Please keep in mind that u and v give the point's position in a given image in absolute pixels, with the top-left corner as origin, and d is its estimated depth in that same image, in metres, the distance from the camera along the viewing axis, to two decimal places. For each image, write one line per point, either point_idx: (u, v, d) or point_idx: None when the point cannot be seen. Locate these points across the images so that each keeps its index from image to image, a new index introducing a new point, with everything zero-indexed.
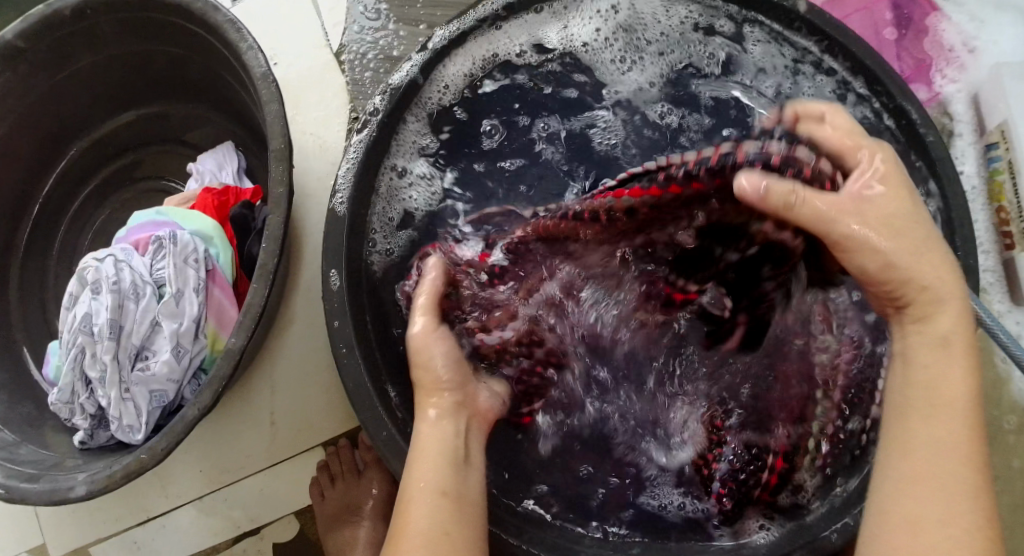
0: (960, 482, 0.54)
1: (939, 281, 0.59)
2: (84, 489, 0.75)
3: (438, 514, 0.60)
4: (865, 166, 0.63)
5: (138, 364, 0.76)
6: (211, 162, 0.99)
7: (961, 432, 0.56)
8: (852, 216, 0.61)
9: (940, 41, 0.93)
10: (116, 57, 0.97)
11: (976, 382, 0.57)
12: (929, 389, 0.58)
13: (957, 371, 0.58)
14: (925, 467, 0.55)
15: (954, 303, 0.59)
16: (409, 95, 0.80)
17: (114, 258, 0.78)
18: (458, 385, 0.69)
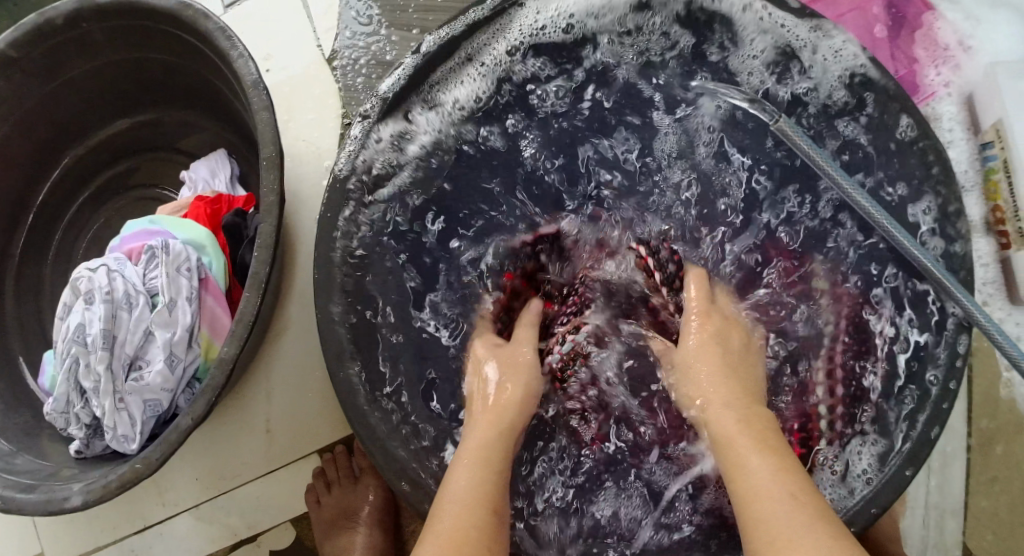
0: (791, 530, 0.54)
1: (746, 415, 0.66)
2: (79, 499, 0.75)
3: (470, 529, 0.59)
4: (695, 308, 0.79)
5: (132, 373, 0.76)
6: (204, 168, 0.99)
7: (781, 490, 0.57)
8: (688, 374, 0.75)
9: (934, 37, 0.92)
10: (109, 65, 0.97)
11: (791, 460, 0.61)
12: (753, 498, 0.58)
13: (772, 470, 0.59)
14: (762, 537, 0.55)
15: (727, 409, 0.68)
16: (399, 99, 0.79)
17: (106, 268, 0.77)
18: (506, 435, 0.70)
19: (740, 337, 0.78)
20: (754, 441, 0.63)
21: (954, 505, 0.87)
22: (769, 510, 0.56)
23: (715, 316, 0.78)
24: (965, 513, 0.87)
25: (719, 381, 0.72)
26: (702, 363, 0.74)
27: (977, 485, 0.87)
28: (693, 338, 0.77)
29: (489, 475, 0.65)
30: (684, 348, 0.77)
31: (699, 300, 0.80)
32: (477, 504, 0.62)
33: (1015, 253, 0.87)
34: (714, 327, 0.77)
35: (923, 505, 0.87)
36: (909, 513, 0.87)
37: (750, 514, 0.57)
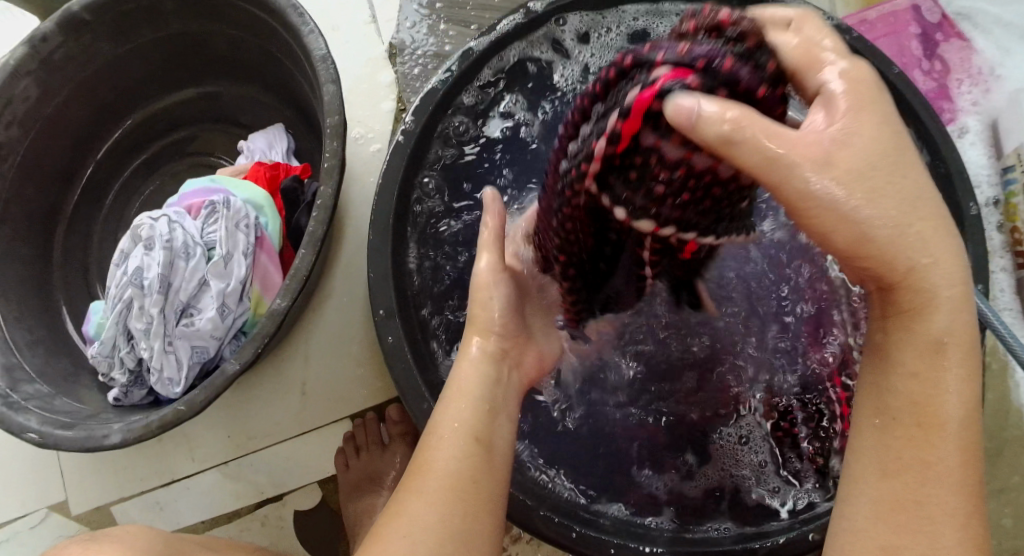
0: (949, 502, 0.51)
1: (955, 293, 0.51)
2: (119, 437, 0.78)
3: (468, 445, 0.59)
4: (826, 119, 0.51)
5: (183, 319, 0.79)
6: (261, 140, 1.00)
7: (962, 441, 0.51)
8: (851, 191, 0.51)
9: (969, 62, 0.99)
10: (179, 37, 0.99)
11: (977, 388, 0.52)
12: (951, 429, 0.51)
13: (966, 416, 0.51)
14: (918, 476, 0.52)
15: (953, 272, 0.51)
16: (471, 73, 0.82)
17: (167, 218, 0.81)
18: (481, 392, 0.63)
19: (874, 118, 0.50)
20: (957, 349, 0.51)
21: None
22: (948, 480, 0.51)
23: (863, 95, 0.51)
24: None
25: (925, 213, 0.51)
26: (917, 216, 0.51)
27: (985, 493, 0.92)
28: (866, 120, 0.50)
29: (472, 469, 0.58)
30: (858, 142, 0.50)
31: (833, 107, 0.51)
32: (461, 489, 0.57)
33: None
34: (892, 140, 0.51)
35: None
36: None
37: (935, 474, 0.51)
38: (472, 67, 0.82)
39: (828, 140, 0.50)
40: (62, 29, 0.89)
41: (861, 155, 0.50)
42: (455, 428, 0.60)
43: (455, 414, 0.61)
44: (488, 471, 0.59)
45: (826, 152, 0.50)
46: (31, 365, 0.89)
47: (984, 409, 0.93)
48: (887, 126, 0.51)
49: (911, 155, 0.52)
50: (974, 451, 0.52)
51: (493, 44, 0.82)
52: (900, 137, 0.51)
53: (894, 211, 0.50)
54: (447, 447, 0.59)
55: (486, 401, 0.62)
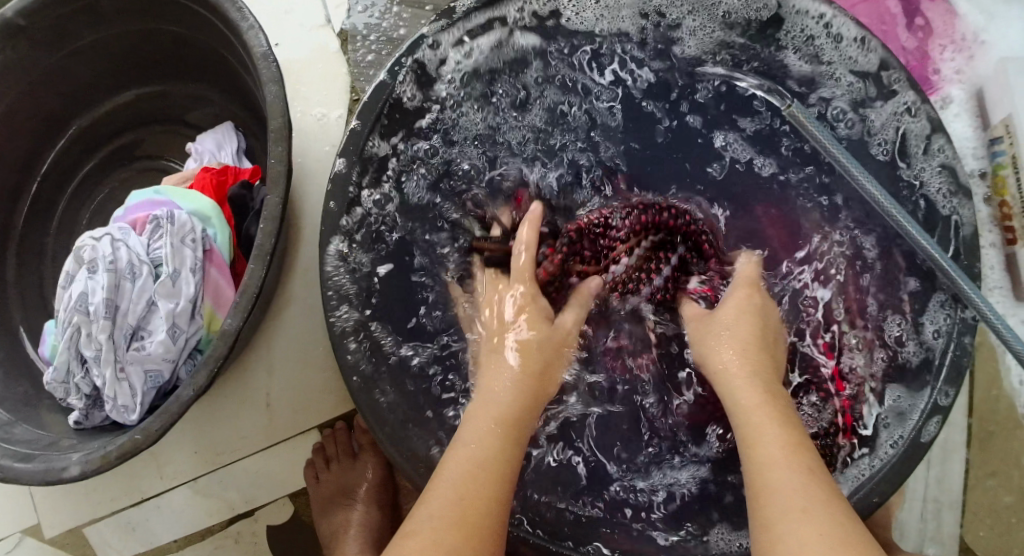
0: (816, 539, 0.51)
1: (763, 370, 0.66)
2: (78, 468, 0.77)
3: (473, 491, 0.58)
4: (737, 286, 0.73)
5: (134, 343, 0.78)
6: (210, 141, 0.91)
7: (798, 470, 0.56)
8: (712, 330, 0.70)
9: (954, 27, 0.93)
10: (119, 37, 0.93)
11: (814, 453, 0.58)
12: (773, 485, 0.56)
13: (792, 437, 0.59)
14: (779, 534, 0.53)
15: (745, 372, 0.65)
16: (427, 63, 0.77)
17: (110, 237, 0.78)
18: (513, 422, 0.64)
19: (746, 292, 0.72)
20: (776, 419, 0.61)
21: (953, 497, 0.89)
22: (783, 507, 0.54)
23: (751, 286, 0.73)
24: (963, 506, 0.89)
25: (741, 333, 0.68)
26: (736, 340, 0.68)
27: (976, 478, 0.90)
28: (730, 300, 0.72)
29: (481, 491, 0.58)
30: (729, 305, 0.71)
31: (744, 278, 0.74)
32: (470, 509, 0.57)
33: None
34: (761, 305, 0.71)
35: (921, 497, 0.89)
36: (908, 506, 0.89)
37: (780, 521, 0.53)
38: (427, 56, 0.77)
39: (728, 303, 0.71)
40: None
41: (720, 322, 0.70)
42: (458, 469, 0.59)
43: (478, 424, 0.63)
44: (497, 501, 0.58)
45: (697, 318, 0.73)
46: None
47: (975, 392, 0.90)
48: (749, 288, 0.73)
49: (762, 318, 0.70)
50: (805, 448, 0.58)
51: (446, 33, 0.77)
52: (764, 311, 0.71)
53: (722, 331, 0.69)
54: (448, 490, 0.58)
55: (492, 446, 0.61)
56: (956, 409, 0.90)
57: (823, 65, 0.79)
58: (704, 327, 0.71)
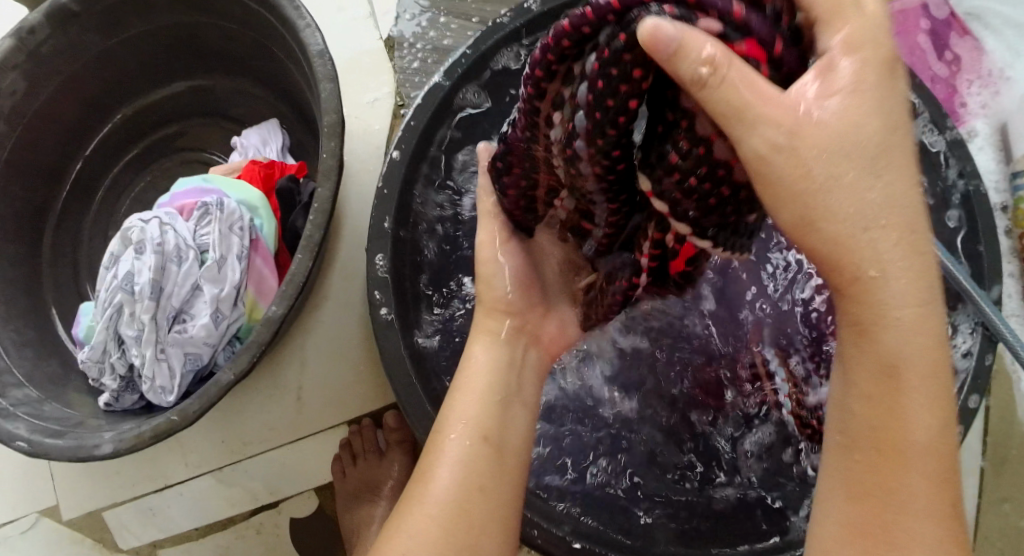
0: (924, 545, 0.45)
1: (918, 270, 0.44)
2: (111, 447, 0.78)
3: (473, 479, 0.55)
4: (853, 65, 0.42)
5: (176, 326, 0.79)
6: (255, 136, 0.92)
7: (933, 476, 0.45)
8: (829, 159, 0.43)
9: (980, 63, 0.97)
10: (170, 29, 0.95)
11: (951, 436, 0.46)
12: (902, 468, 0.45)
13: (926, 369, 0.45)
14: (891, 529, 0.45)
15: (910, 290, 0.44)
16: (482, 69, 0.79)
17: (159, 221, 0.79)
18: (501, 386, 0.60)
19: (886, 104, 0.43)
20: (934, 392, 0.45)
21: (966, 520, 0.91)
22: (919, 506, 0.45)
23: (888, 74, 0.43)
24: (975, 529, 0.91)
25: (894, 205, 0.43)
26: (898, 227, 0.43)
27: (989, 502, 0.92)
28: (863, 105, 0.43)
29: (483, 482, 0.55)
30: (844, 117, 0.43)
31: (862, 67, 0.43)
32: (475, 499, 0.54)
33: None
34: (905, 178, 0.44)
35: None
36: None
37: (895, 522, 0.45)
38: (480, 62, 0.78)
39: (835, 107, 0.43)
40: (50, 20, 0.84)
41: (832, 130, 0.43)
42: (461, 443, 0.56)
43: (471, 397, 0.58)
44: (491, 489, 0.55)
45: (786, 140, 0.42)
46: (19, 368, 0.86)
47: (989, 417, 0.93)
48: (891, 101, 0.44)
49: (909, 165, 0.44)
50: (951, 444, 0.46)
51: (499, 40, 0.78)
52: (892, 76, 0.44)
53: (871, 205, 0.43)
54: (450, 469, 0.55)
55: (490, 418, 0.57)
56: (971, 433, 0.92)
57: None
58: (810, 149, 0.43)
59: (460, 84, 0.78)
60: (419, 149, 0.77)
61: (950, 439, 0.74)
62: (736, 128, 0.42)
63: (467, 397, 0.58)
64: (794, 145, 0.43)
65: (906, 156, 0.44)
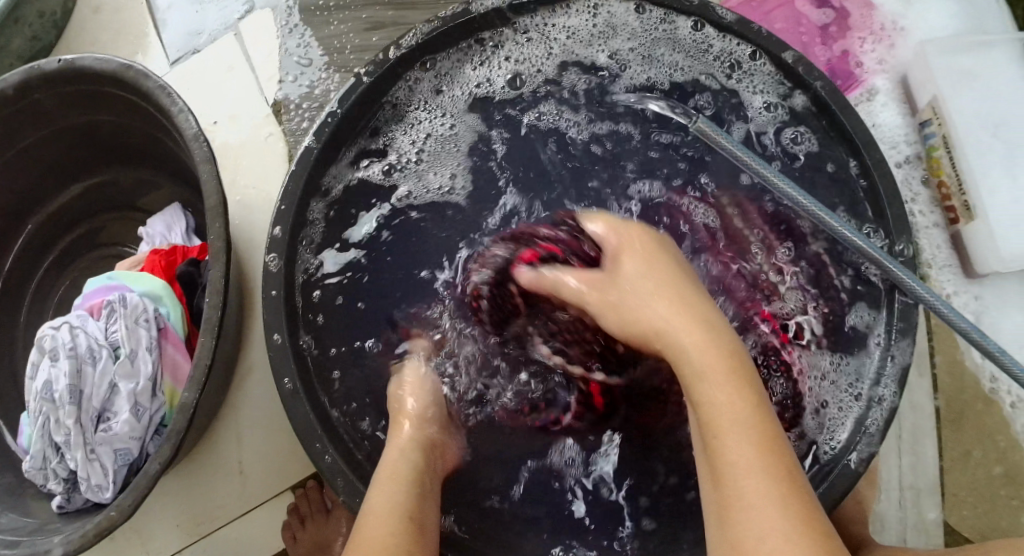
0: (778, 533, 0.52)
1: (681, 311, 0.63)
2: (60, 550, 0.79)
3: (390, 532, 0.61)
4: (616, 242, 0.72)
5: (101, 425, 0.80)
6: (160, 224, 0.92)
7: (769, 475, 0.54)
8: (626, 314, 0.67)
9: (870, 19, 0.95)
10: (66, 130, 0.96)
11: (785, 449, 0.56)
12: (745, 478, 0.54)
13: (743, 407, 0.57)
14: (744, 528, 0.53)
15: (692, 326, 0.62)
16: (354, 121, 0.78)
17: (69, 325, 0.81)
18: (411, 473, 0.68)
19: (670, 261, 0.69)
20: (747, 412, 0.57)
21: (930, 483, 0.89)
22: (757, 514, 0.53)
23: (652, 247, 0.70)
24: (941, 490, 0.89)
25: (656, 273, 0.67)
26: (654, 279, 0.67)
27: (950, 461, 0.90)
28: (631, 265, 0.69)
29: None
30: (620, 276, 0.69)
31: (619, 242, 0.72)
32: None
33: (964, 225, 0.89)
34: (665, 266, 0.68)
35: (898, 487, 0.89)
36: (885, 497, 0.89)
37: (744, 520, 0.53)
38: (349, 115, 0.77)
39: (634, 261, 0.69)
40: None
41: (628, 277, 0.68)
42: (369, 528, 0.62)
43: (388, 472, 0.68)
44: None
45: (600, 298, 0.70)
46: None
47: (938, 375, 0.91)
48: (652, 258, 0.69)
49: (664, 263, 0.68)
50: (785, 459, 0.55)
51: (364, 88, 0.77)
52: (651, 252, 0.70)
53: (674, 313, 0.63)
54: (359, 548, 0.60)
55: (399, 502, 0.64)
56: (920, 393, 0.91)
57: (735, 79, 0.82)
58: (619, 281, 0.69)
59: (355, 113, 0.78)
60: (299, 215, 0.76)
61: (882, 400, 0.72)
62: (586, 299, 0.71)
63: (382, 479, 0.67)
64: (585, 290, 0.71)
65: (697, 294, 0.66)
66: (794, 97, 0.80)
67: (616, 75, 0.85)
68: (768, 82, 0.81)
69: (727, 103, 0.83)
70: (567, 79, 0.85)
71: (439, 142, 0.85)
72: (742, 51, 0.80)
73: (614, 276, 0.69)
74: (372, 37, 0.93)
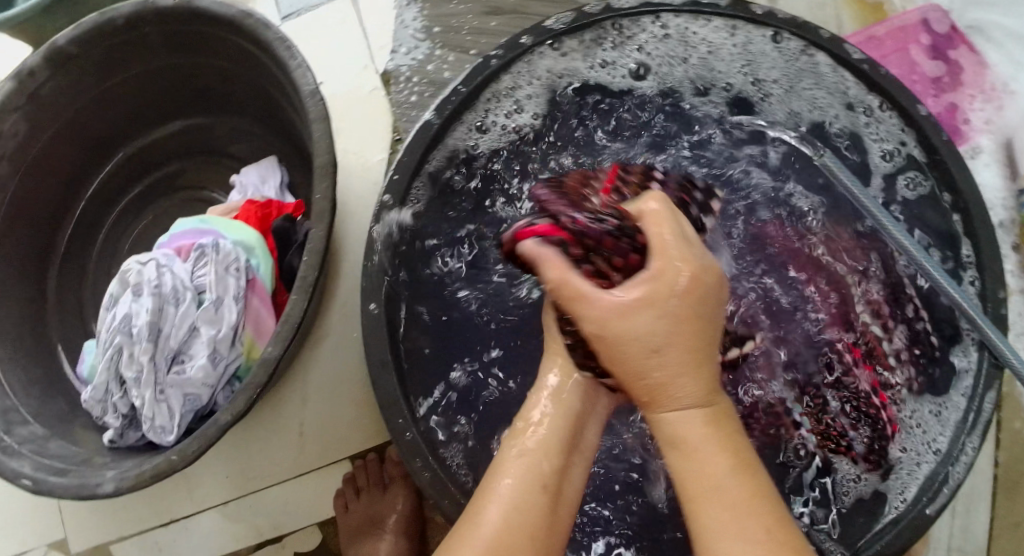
0: None
1: (679, 358, 0.56)
2: (112, 486, 0.77)
3: (523, 506, 0.54)
4: (656, 252, 0.57)
5: (174, 367, 0.79)
6: (254, 174, 0.93)
7: (754, 526, 0.50)
8: (631, 345, 0.56)
9: (983, 77, 0.95)
10: (167, 68, 0.95)
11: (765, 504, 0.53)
12: (715, 531, 0.51)
13: (721, 453, 0.54)
14: None
15: (694, 379, 0.56)
16: (479, 98, 0.79)
17: (156, 263, 0.81)
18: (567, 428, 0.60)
19: (705, 280, 0.57)
20: (728, 459, 0.54)
21: (978, 548, 0.89)
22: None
23: (690, 264, 0.57)
24: None
25: (675, 322, 0.56)
26: (681, 334, 0.56)
27: (1001, 528, 0.90)
28: (671, 282, 0.56)
29: (536, 524, 0.54)
30: (637, 295, 0.56)
31: (665, 251, 0.57)
32: (522, 527, 0.53)
33: None
34: (690, 312, 0.56)
35: (945, 546, 0.90)
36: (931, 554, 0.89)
37: None
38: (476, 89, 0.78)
39: (632, 297, 0.56)
40: (49, 62, 0.85)
41: (644, 314, 0.56)
42: (513, 485, 0.55)
43: (544, 418, 0.59)
44: (541, 538, 0.53)
45: (601, 323, 0.56)
46: (26, 406, 0.87)
47: (1000, 441, 0.91)
48: (685, 267, 0.57)
49: (705, 300, 0.57)
50: (765, 515, 0.52)
51: (495, 65, 0.78)
52: (699, 306, 0.57)
53: (665, 359, 0.56)
54: (502, 505, 0.54)
55: (548, 465, 0.57)
56: (981, 457, 0.91)
57: (863, 124, 0.80)
58: (629, 326, 0.56)
59: (478, 90, 0.78)
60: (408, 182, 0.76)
61: (961, 454, 0.72)
62: (592, 311, 0.56)
63: (521, 449, 0.58)
64: (610, 319, 0.56)
65: (706, 325, 0.58)
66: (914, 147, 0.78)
67: (738, 99, 0.84)
68: (894, 131, 0.79)
69: (845, 147, 0.82)
70: (684, 95, 0.85)
71: (546, 141, 0.84)
72: (876, 101, 0.79)
73: (626, 290, 0.57)
74: (490, 22, 0.93)
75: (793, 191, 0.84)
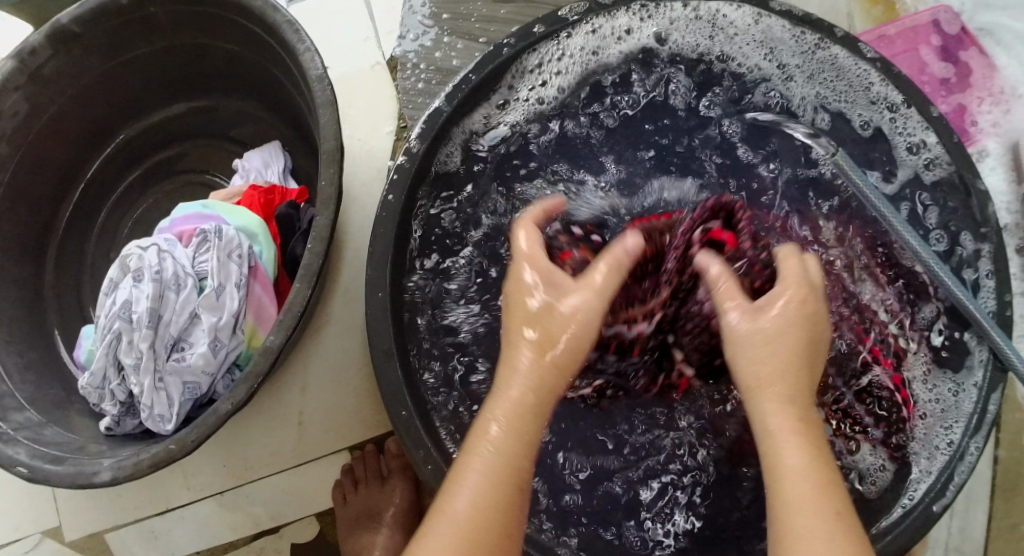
0: None
1: (786, 359, 0.59)
2: (109, 475, 0.76)
3: (499, 501, 0.54)
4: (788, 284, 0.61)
5: (174, 354, 0.78)
6: (257, 159, 0.92)
7: (825, 513, 0.54)
8: (750, 345, 0.60)
9: (991, 79, 0.95)
10: (170, 49, 0.94)
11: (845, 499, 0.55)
12: (795, 517, 0.54)
13: (809, 447, 0.57)
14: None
15: (790, 383, 0.59)
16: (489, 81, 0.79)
17: (157, 247, 0.80)
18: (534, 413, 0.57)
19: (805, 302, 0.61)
20: (808, 454, 0.56)
21: (975, 549, 0.90)
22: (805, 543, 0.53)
23: (804, 293, 0.61)
24: None
25: (788, 333, 0.60)
26: (786, 340, 0.59)
27: (999, 531, 0.90)
28: (780, 308, 0.60)
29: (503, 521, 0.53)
30: (766, 315, 0.60)
31: (791, 278, 0.62)
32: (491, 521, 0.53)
33: None
34: (798, 315, 0.60)
35: (944, 546, 0.90)
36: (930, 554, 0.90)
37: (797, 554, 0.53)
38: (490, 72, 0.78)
39: (778, 305, 0.61)
40: (51, 41, 0.83)
41: (769, 321, 0.60)
42: (482, 472, 0.54)
43: (511, 399, 0.57)
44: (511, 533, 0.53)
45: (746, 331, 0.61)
46: (22, 392, 0.86)
47: (1000, 444, 0.91)
48: (803, 293, 0.61)
49: (811, 315, 0.61)
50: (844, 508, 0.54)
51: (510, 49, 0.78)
52: (813, 313, 0.61)
53: (768, 358, 0.59)
54: (470, 494, 0.53)
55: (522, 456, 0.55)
56: (981, 458, 0.91)
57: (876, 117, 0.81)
58: (759, 334, 0.60)
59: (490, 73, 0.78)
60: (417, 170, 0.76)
61: (967, 454, 0.72)
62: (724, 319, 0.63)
63: (480, 439, 0.56)
64: (758, 324, 0.60)
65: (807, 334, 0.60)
66: (927, 145, 0.78)
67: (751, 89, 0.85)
68: (908, 127, 0.79)
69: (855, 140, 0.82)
70: (695, 84, 0.85)
71: (556, 126, 0.84)
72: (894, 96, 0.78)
73: (764, 311, 0.61)
74: (500, 10, 0.92)
75: (807, 185, 0.83)
